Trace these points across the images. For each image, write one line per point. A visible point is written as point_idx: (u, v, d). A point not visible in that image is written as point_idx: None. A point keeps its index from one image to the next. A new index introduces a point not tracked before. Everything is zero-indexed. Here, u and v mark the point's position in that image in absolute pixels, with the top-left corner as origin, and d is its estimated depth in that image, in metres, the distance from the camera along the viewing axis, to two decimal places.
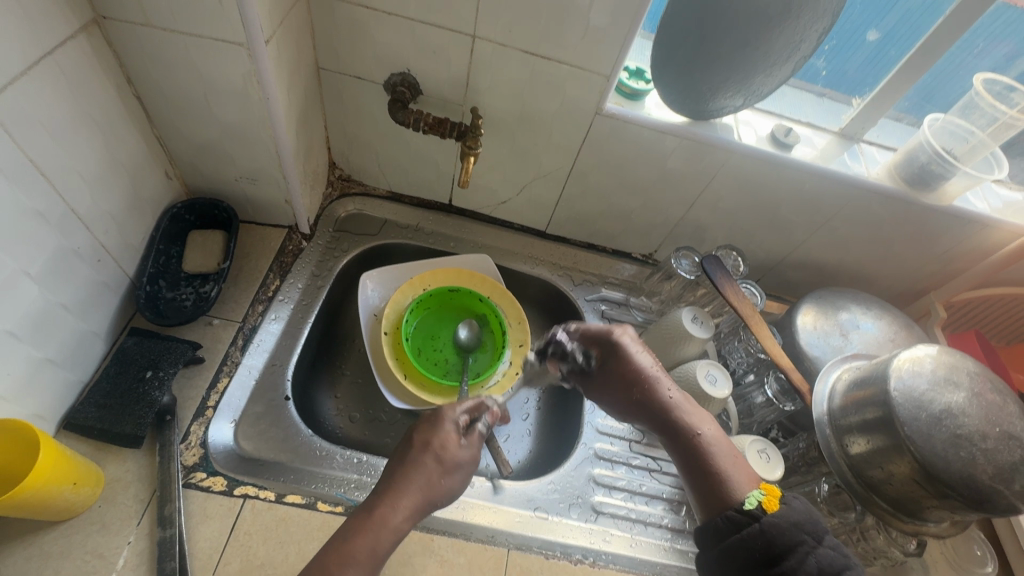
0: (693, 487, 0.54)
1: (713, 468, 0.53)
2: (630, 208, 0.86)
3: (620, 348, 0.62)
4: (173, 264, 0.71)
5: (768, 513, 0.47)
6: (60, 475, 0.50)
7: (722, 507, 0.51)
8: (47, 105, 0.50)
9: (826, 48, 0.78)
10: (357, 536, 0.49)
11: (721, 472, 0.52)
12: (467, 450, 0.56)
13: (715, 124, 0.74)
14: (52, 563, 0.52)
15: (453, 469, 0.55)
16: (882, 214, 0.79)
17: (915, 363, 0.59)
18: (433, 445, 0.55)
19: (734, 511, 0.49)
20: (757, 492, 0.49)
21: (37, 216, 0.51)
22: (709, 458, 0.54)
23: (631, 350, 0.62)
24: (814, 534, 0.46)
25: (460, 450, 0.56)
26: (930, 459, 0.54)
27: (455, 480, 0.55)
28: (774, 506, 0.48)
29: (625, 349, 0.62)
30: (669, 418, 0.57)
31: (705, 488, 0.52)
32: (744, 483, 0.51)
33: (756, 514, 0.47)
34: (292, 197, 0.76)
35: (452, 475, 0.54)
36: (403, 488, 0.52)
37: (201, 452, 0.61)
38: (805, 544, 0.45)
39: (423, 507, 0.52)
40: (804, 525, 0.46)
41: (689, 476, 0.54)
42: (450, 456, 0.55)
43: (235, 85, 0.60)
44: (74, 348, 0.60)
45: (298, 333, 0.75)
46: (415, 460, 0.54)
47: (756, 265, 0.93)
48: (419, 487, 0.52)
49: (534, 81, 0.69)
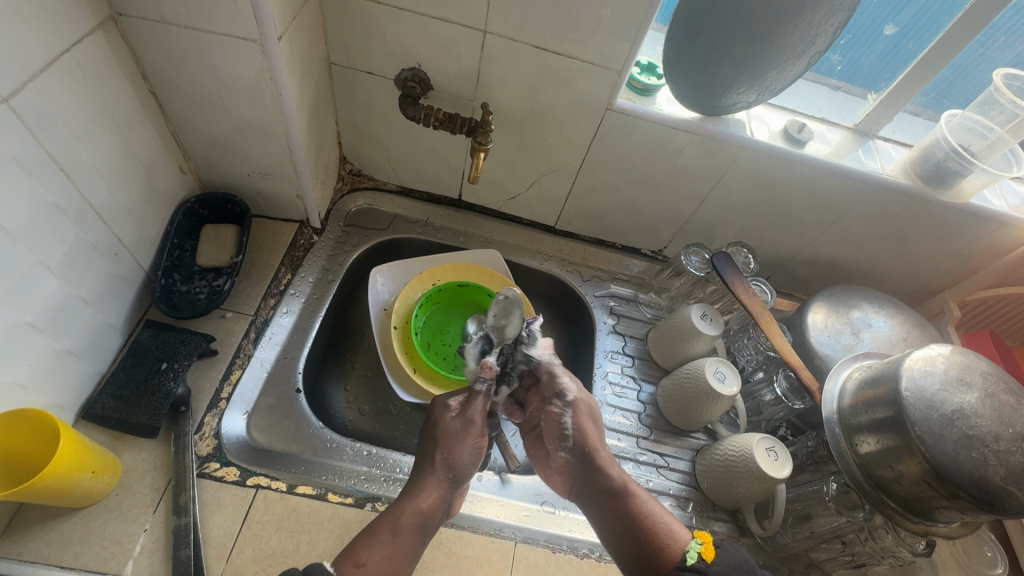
0: (632, 546, 0.54)
1: (655, 524, 0.55)
2: (640, 204, 0.85)
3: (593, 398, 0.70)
4: (187, 257, 0.72)
5: (707, 563, 0.49)
6: (80, 463, 0.52)
7: (666, 565, 0.51)
8: (66, 102, 0.51)
9: (841, 44, 0.78)
10: (379, 524, 0.52)
11: (660, 530, 0.54)
12: (460, 420, 0.60)
13: (727, 120, 0.73)
14: (72, 547, 0.54)
15: (459, 442, 0.59)
16: (895, 211, 0.78)
17: (927, 363, 0.59)
18: (431, 431, 0.60)
19: (678, 568, 0.50)
20: (694, 543, 0.51)
21: (55, 210, 0.52)
22: (651, 514, 0.56)
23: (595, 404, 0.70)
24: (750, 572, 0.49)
25: (452, 422, 0.60)
26: (941, 459, 0.53)
27: (463, 451, 0.59)
28: (711, 555, 0.49)
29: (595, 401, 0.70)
30: (615, 474, 0.60)
31: (646, 546, 0.53)
32: (684, 535, 0.54)
33: (698, 567, 0.49)
34: (303, 191, 0.77)
35: (457, 449, 0.59)
36: (417, 476, 0.57)
37: (214, 442, 0.63)
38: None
39: (440, 486, 0.57)
40: (741, 565, 0.49)
41: (629, 535, 0.55)
42: (445, 433, 0.59)
43: (248, 80, 0.60)
44: (92, 339, 0.61)
45: (309, 327, 0.76)
46: (423, 451, 0.59)
47: (767, 262, 0.92)
48: (429, 470, 0.57)
49: (545, 76, 0.69)
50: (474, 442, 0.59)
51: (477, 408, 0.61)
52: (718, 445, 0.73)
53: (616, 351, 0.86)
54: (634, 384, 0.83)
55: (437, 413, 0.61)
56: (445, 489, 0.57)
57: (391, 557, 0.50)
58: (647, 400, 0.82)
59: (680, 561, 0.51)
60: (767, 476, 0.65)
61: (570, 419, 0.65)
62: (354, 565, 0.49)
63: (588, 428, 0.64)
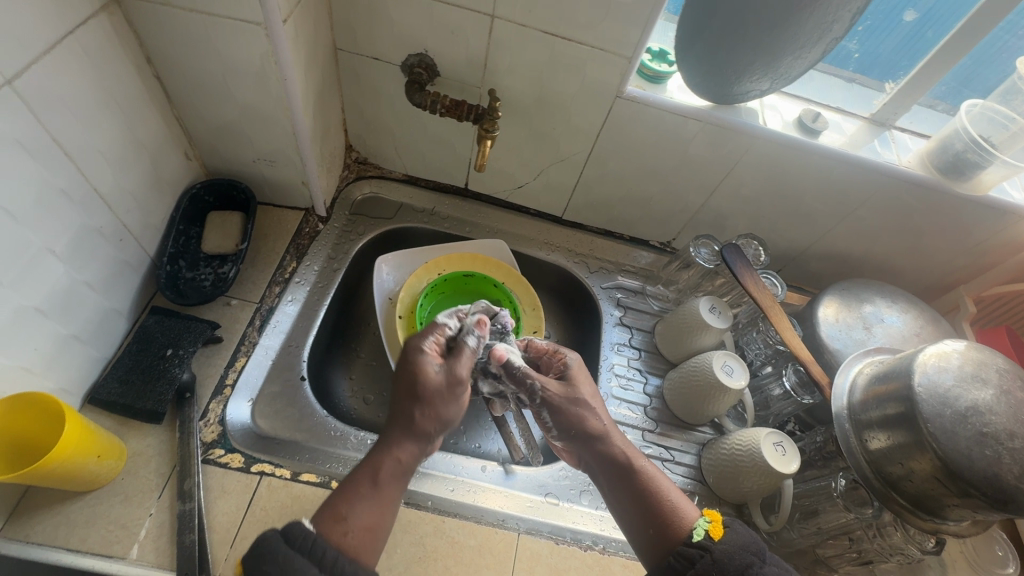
0: (641, 525, 0.52)
1: (661, 500, 0.53)
2: (649, 194, 0.84)
3: (579, 368, 0.63)
4: (193, 244, 0.72)
5: (715, 541, 0.47)
6: (84, 448, 0.52)
7: (675, 542, 0.50)
8: (71, 85, 0.51)
9: (859, 30, 0.74)
10: (357, 478, 0.50)
11: (668, 508, 0.52)
12: (444, 377, 0.54)
13: (739, 109, 0.72)
14: (78, 530, 0.54)
15: (442, 398, 0.53)
16: (912, 204, 0.76)
17: (940, 359, 0.58)
18: (410, 386, 0.54)
19: (684, 544, 0.49)
20: (702, 520, 0.49)
21: (60, 194, 0.52)
22: (658, 491, 0.53)
23: (585, 375, 0.63)
24: (759, 554, 0.47)
25: (436, 379, 0.54)
26: (954, 458, 0.52)
27: (448, 407, 0.54)
28: (718, 533, 0.48)
29: (582, 371, 0.63)
30: (618, 449, 0.57)
31: (656, 524, 0.51)
32: (691, 511, 0.52)
33: (705, 544, 0.47)
34: (309, 178, 0.76)
35: (443, 407, 0.53)
36: (392, 435, 0.52)
37: (219, 429, 0.63)
38: (755, 563, 0.46)
39: (418, 442, 0.53)
40: (750, 546, 0.47)
41: (637, 514, 0.53)
42: (428, 387, 0.54)
43: (253, 64, 0.60)
44: (98, 324, 0.61)
45: (314, 315, 0.76)
46: (399, 410, 0.53)
47: (778, 255, 0.91)
48: (406, 429, 0.52)
49: (553, 63, 0.67)
50: (458, 399, 0.55)
51: (464, 366, 0.56)
52: (724, 439, 0.72)
53: (623, 343, 0.85)
54: (640, 377, 0.82)
55: (418, 367, 0.55)
56: (425, 443, 0.53)
57: (373, 512, 0.48)
58: (654, 392, 0.81)
59: (687, 537, 0.49)
60: (774, 471, 0.64)
61: (547, 414, 0.60)
62: (336, 520, 0.46)
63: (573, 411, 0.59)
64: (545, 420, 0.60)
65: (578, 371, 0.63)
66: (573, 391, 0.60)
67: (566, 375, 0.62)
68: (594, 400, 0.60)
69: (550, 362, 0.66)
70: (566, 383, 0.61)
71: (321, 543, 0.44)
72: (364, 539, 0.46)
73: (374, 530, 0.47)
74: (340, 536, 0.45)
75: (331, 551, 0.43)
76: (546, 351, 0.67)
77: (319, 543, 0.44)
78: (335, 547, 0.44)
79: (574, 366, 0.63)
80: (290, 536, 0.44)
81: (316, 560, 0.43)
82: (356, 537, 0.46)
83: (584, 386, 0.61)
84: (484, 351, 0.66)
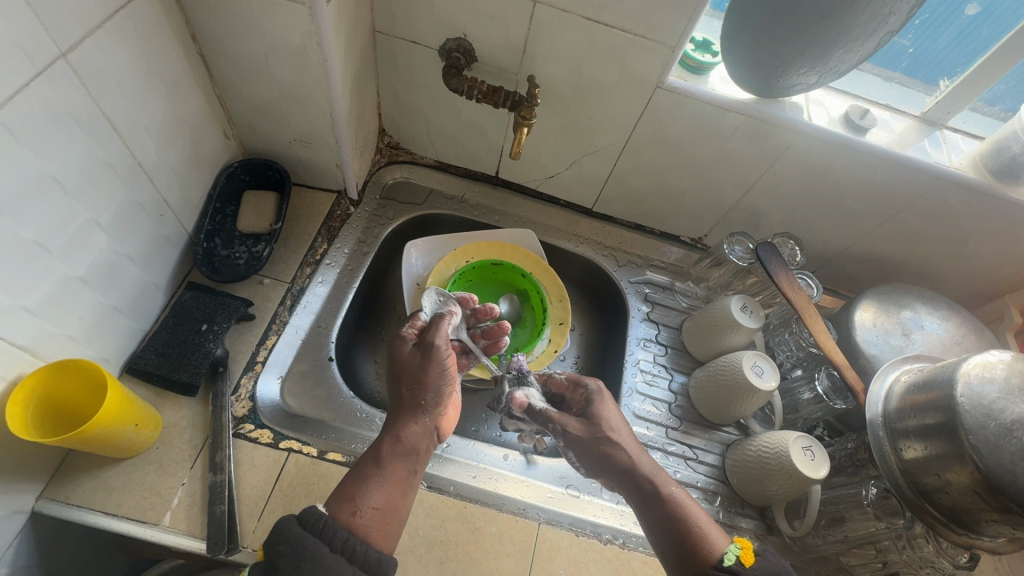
0: (666, 545, 0.54)
1: (689, 526, 0.54)
2: (683, 188, 0.83)
3: (602, 398, 0.63)
4: (228, 222, 0.74)
5: (746, 567, 0.49)
6: (124, 416, 0.53)
7: (704, 565, 0.51)
8: (120, 59, 0.51)
9: (915, 24, 0.70)
10: (364, 465, 0.53)
11: (697, 535, 0.53)
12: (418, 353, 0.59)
13: (784, 103, 0.70)
14: (113, 495, 0.56)
15: (425, 369, 0.58)
16: (959, 209, 0.73)
17: (985, 369, 0.55)
18: (396, 368, 0.60)
19: (713, 568, 0.50)
20: (733, 547, 0.51)
21: (106, 167, 0.53)
22: (689, 519, 0.54)
23: (609, 404, 0.63)
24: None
25: (413, 356, 0.59)
26: (997, 472, 0.50)
27: (432, 373, 0.57)
28: (749, 560, 0.50)
29: (605, 401, 0.62)
30: (645, 477, 0.57)
31: (683, 548, 0.53)
32: (720, 537, 0.53)
33: (735, 569, 0.49)
34: (343, 161, 0.77)
35: (425, 376, 0.57)
36: (397, 420, 0.56)
37: (250, 404, 0.64)
38: None
39: (421, 415, 0.57)
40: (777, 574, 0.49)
41: (662, 536, 0.55)
42: (408, 367, 0.58)
43: (294, 43, 0.59)
44: (137, 296, 0.62)
45: (342, 297, 0.77)
46: (399, 396, 0.58)
47: (813, 256, 0.89)
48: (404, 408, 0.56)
49: (594, 50, 0.66)
50: (438, 362, 0.58)
51: (441, 334, 0.60)
52: (751, 441, 0.71)
53: (649, 339, 0.84)
54: (665, 374, 0.81)
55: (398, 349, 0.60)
56: (426, 414, 0.57)
57: (383, 492, 0.51)
58: (679, 390, 0.80)
59: (718, 561, 0.51)
60: (802, 475, 0.63)
61: (574, 452, 0.61)
62: (345, 501, 0.49)
63: (599, 452, 0.59)
64: (572, 457, 0.62)
65: (600, 404, 0.62)
66: (596, 430, 0.60)
67: (589, 411, 0.62)
68: (617, 432, 0.60)
69: (574, 398, 0.66)
70: (588, 421, 0.61)
71: (333, 525, 0.47)
72: (374, 519, 0.49)
73: (384, 511, 0.50)
74: (350, 516, 0.48)
75: (341, 532, 0.46)
76: (567, 387, 0.66)
77: (330, 525, 0.46)
78: (345, 527, 0.47)
79: (596, 396, 0.63)
80: (306, 519, 0.47)
81: (327, 540, 0.46)
82: (365, 517, 0.49)
83: (606, 420, 0.60)
84: (503, 398, 0.66)
